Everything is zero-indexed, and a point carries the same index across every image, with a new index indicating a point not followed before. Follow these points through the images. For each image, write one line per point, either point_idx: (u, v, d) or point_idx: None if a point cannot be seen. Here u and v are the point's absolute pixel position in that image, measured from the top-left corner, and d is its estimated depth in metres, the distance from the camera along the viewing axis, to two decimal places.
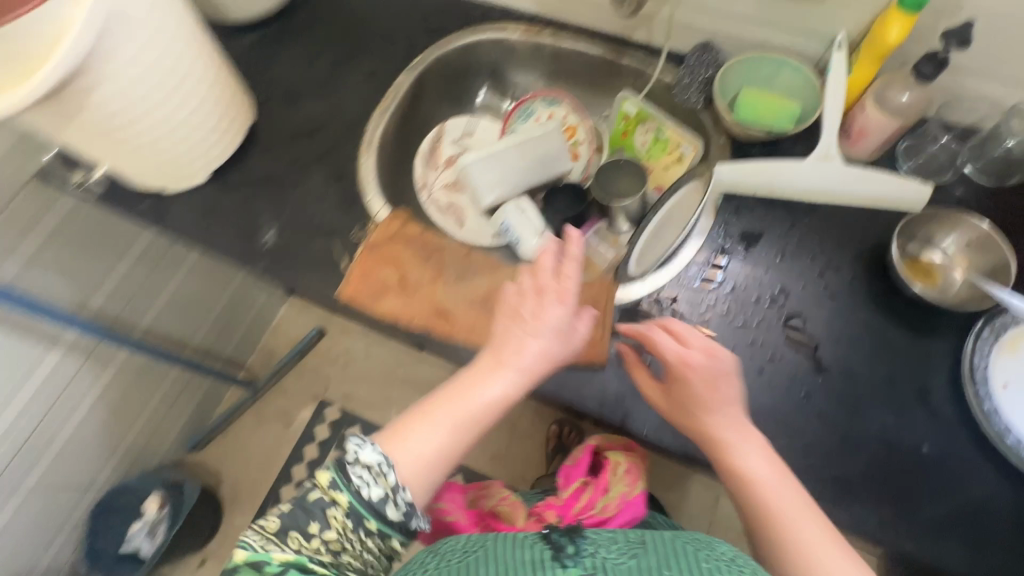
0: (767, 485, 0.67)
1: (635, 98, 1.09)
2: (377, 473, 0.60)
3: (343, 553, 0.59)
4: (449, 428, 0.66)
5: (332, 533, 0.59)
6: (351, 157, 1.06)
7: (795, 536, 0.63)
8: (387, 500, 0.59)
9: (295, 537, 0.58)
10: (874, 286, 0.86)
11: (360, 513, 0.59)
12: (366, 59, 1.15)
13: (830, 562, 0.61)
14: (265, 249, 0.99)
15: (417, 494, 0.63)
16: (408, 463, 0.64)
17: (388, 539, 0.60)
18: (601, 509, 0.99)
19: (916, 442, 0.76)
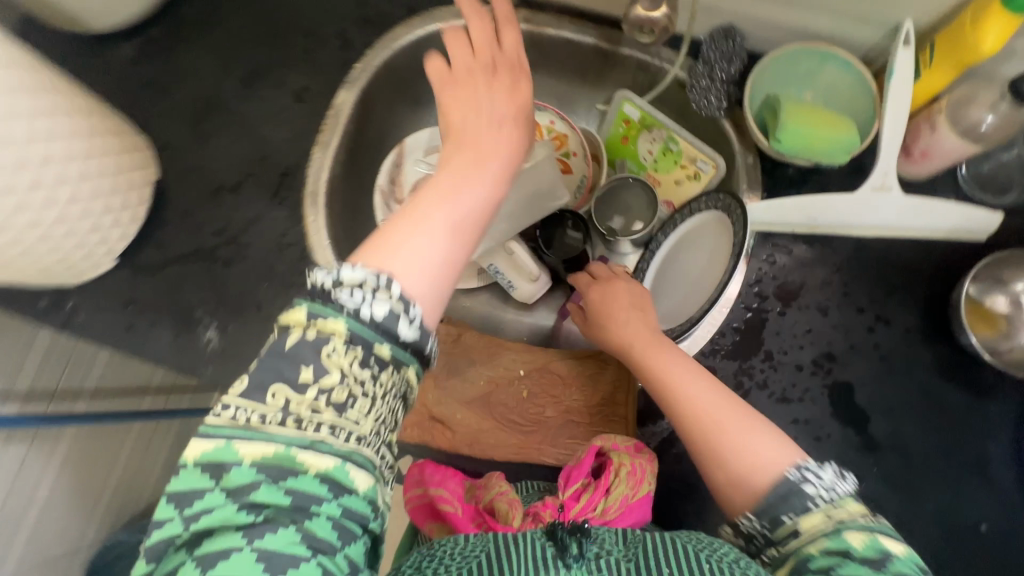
0: (678, 377, 0.64)
1: (637, 99, 0.88)
2: (377, 288, 0.45)
3: (347, 409, 0.44)
4: (452, 233, 0.51)
5: (332, 379, 0.44)
6: (293, 213, 0.84)
7: (708, 427, 0.59)
8: (398, 317, 0.45)
9: (281, 390, 0.43)
10: (929, 340, 0.75)
11: (364, 338, 0.44)
12: (290, 70, 0.88)
13: (735, 439, 0.57)
14: (209, 351, 0.80)
15: (428, 306, 0.48)
16: (409, 273, 0.47)
17: (402, 374, 0.46)
18: (603, 509, 0.62)
19: (974, 519, 0.70)
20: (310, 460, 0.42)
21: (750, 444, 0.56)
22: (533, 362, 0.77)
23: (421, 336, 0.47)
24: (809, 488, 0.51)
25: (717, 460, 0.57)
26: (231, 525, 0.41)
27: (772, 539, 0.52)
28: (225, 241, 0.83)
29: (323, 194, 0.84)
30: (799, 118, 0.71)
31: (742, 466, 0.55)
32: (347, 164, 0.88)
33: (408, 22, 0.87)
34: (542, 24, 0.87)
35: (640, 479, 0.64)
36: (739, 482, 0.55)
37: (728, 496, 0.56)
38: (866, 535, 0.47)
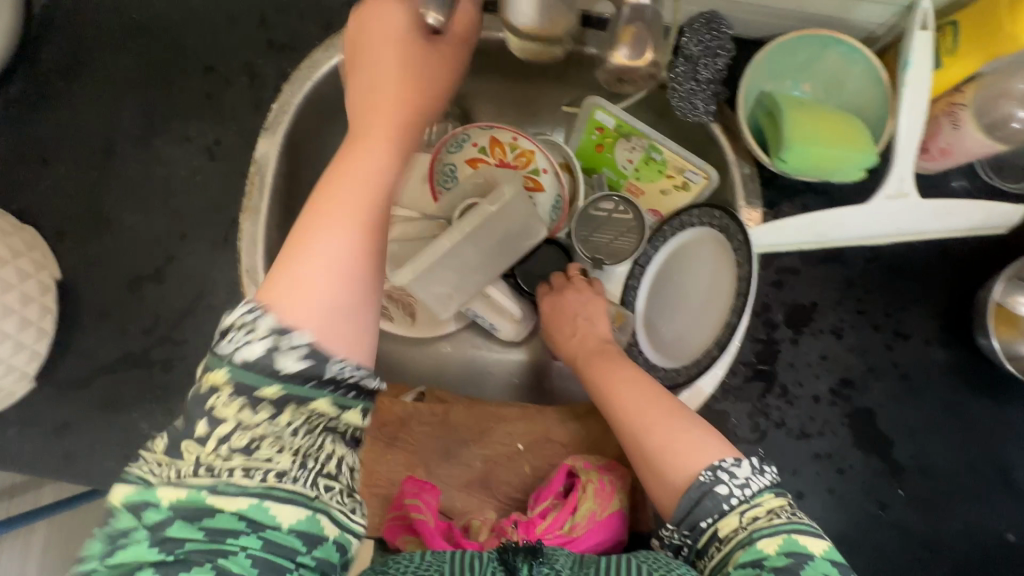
0: (609, 385, 0.62)
1: (609, 105, 0.76)
2: (250, 325, 0.37)
3: (257, 452, 0.37)
4: (355, 233, 0.42)
5: (228, 426, 0.37)
6: (232, 295, 0.72)
7: (634, 432, 0.57)
8: (275, 352, 0.37)
9: (185, 444, 0.37)
10: (949, 350, 0.70)
11: (249, 381, 0.36)
12: (195, 122, 0.73)
13: (659, 439, 0.55)
14: None
15: (329, 334, 0.39)
16: (311, 317, 0.39)
17: (314, 408, 0.38)
18: (569, 527, 0.61)
19: (1000, 530, 0.68)
20: (220, 502, 0.36)
21: (676, 442, 0.53)
22: (530, 434, 0.70)
23: (319, 364, 0.38)
24: (723, 491, 0.49)
25: (642, 460, 0.56)
26: (149, 564, 0.36)
27: (696, 546, 0.50)
28: (158, 341, 0.71)
29: (259, 269, 0.71)
30: (801, 126, 0.60)
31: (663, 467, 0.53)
32: (285, 225, 0.75)
33: (326, 44, 0.72)
34: (487, 27, 0.72)
35: (607, 497, 0.63)
36: (665, 481, 0.53)
37: (658, 496, 0.54)
38: (779, 539, 0.45)
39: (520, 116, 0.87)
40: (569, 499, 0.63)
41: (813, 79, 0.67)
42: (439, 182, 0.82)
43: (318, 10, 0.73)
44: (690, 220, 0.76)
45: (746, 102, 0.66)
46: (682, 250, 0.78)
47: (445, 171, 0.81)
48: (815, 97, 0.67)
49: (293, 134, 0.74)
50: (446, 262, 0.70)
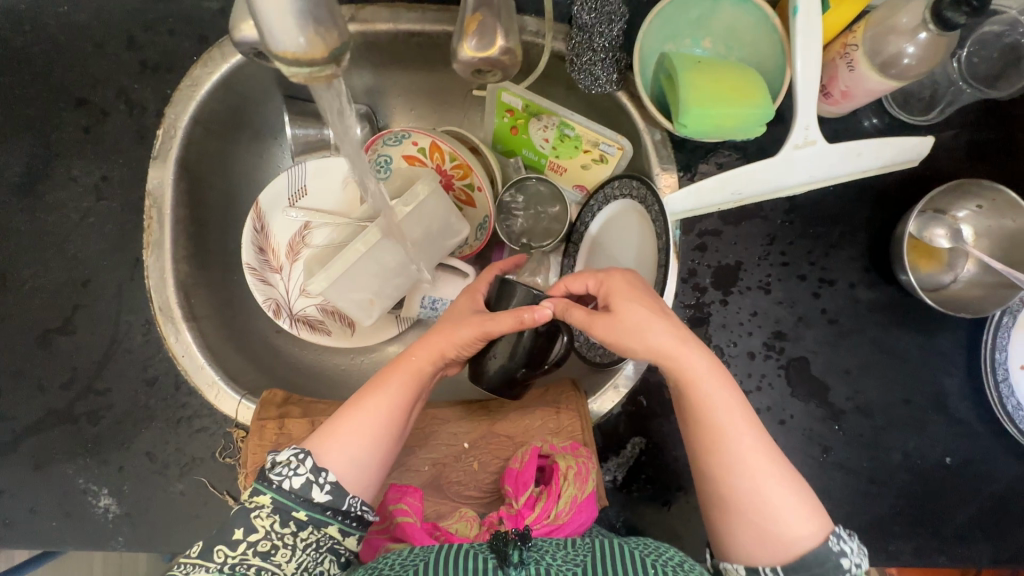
0: (728, 418, 0.53)
1: (514, 86, 0.73)
2: (299, 463, 0.53)
3: (270, 554, 0.51)
4: (388, 418, 0.58)
5: (259, 536, 0.51)
6: (148, 335, 0.69)
7: (741, 479, 0.52)
8: (312, 485, 0.53)
9: (218, 548, 0.51)
10: (874, 289, 0.70)
11: (287, 505, 0.52)
12: (79, 161, 0.69)
13: (780, 505, 0.51)
14: (107, 522, 0.68)
15: (349, 477, 0.55)
16: (345, 468, 0.55)
17: (325, 531, 0.53)
18: (554, 515, 0.58)
19: (938, 453, 0.70)
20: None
21: (797, 509, 0.51)
22: (475, 431, 0.71)
23: (337, 498, 0.54)
24: (844, 563, 0.50)
25: (750, 513, 0.51)
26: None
27: None
28: (80, 394, 0.69)
29: (174, 304, 0.69)
30: (707, 101, 0.58)
31: (770, 529, 0.51)
32: (195, 253, 0.72)
33: (205, 59, 0.68)
34: (370, 20, 0.70)
35: (585, 478, 0.61)
36: (765, 541, 0.51)
37: (733, 541, 0.53)
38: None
39: (432, 107, 0.85)
40: (552, 485, 0.60)
41: (714, 36, 0.66)
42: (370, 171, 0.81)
43: (189, 23, 0.69)
44: (613, 192, 0.75)
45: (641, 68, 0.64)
46: (610, 223, 0.77)
47: (380, 162, 0.81)
48: (716, 53, 0.66)
49: (187, 160, 0.70)
50: (363, 266, 0.70)
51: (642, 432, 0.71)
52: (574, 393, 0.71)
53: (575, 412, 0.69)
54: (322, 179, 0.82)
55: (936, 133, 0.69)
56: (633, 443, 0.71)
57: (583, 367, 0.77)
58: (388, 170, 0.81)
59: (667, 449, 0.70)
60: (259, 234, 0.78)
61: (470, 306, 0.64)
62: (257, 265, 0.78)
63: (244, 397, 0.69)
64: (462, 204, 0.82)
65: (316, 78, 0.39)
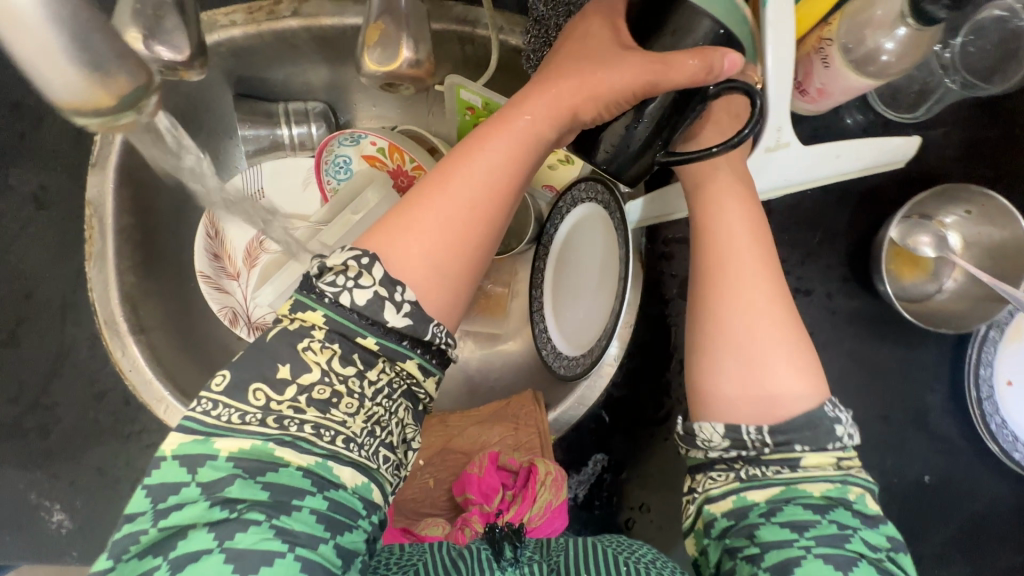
0: (748, 262, 0.51)
1: (471, 83, 0.68)
2: (362, 271, 0.44)
3: (331, 405, 0.44)
4: (476, 213, 0.48)
5: (315, 376, 0.44)
6: (95, 349, 0.67)
7: (749, 324, 0.49)
8: (385, 304, 0.44)
9: (258, 389, 0.43)
10: (854, 300, 0.66)
11: (347, 328, 0.44)
12: (16, 169, 0.66)
13: (782, 372, 0.48)
14: (60, 537, 0.67)
15: (427, 295, 0.46)
16: (420, 275, 0.46)
17: (401, 367, 0.46)
18: (528, 519, 0.60)
19: (916, 472, 0.67)
20: (286, 454, 0.42)
21: (796, 379, 0.48)
22: (431, 447, 0.69)
23: (418, 325, 0.45)
24: (837, 430, 0.47)
25: (743, 365, 0.49)
26: (205, 522, 0.40)
27: (761, 457, 0.47)
28: (28, 408, 0.67)
29: (118, 316, 0.66)
30: None
31: (766, 389, 0.48)
32: (143, 261, 0.70)
33: None
34: (316, 14, 0.66)
35: (562, 484, 0.63)
36: (758, 402, 0.48)
37: (716, 384, 0.49)
38: (861, 492, 0.46)
39: (394, 103, 0.81)
40: (527, 489, 0.61)
41: None
42: (329, 171, 0.78)
43: None
44: (580, 195, 0.71)
45: None
46: (575, 232, 0.74)
47: (338, 162, 0.77)
48: None
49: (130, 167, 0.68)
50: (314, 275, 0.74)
51: (604, 448, 0.68)
52: (533, 409, 0.68)
53: (533, 429, 0.67)
54: (279, 181, 0.80)
55: (924, 131, 0.64)
56: (595, 460, 0.68)
57: (547, 377, 0.74)
58: (346, 171, 0.77)
59: (632, 463, 0.68)
60: (212, 241, 0.76)
61: (612, 41, 0.49)
62: (212, 274, 0.75)
63: None
64: None
65: (109, 125, 0.35)
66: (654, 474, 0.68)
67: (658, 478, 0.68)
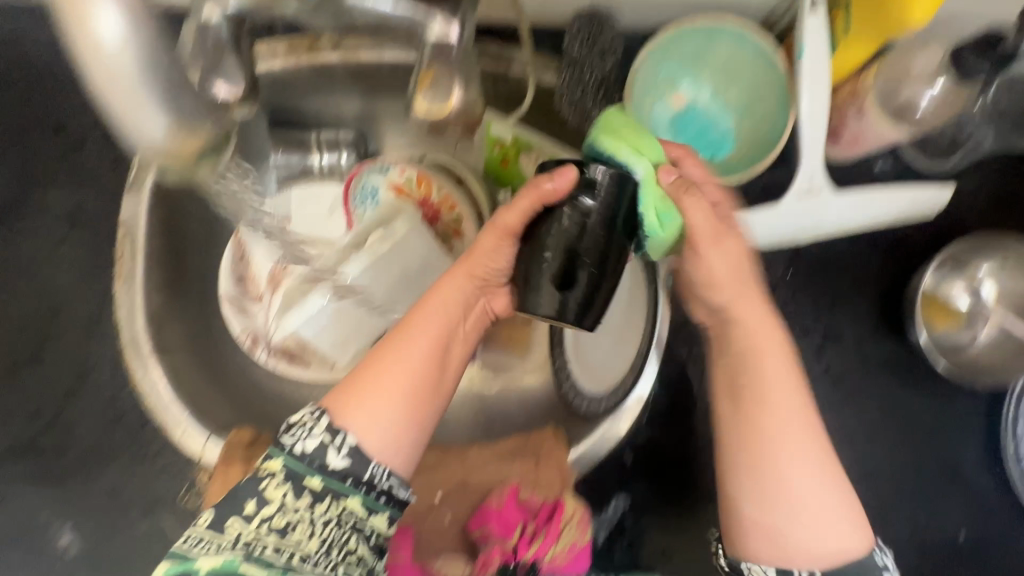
0: (782, 398, 0.48)
1: (504, 118, 0.68)
2: (315, 423, 0.49)
3: (288, 530, 0.46)
4: (413, 378, 0.52)
5: (271, 508, 0.46)
6: (117, 369, 0.67)
7: (782, 480, 0.48)
8: (327, 449, 0.48)
9: (231, 520, 0.46)
10: (886, 347, 0.65)
11: (298, 470, 0.47)
12: (51, 189, 0.67)
13: (822, 520, 0.47)
14: (69, 560, 0.66)
15: (368, 441, 0.49)
16: (365, 430, 0.50)
17: (345, 504, 0.47)
18: (550, 555, 0.62)
19: (951, 528, 0.64)
20: (251, 567, 0.44)
21: (827, 517, 0.47)
22: (448, 482, 0.67)
23: (357, 465, 0.49)
24: (885, 575, 0.47)
25: (784, 545, 0.48)
26: None
27: None
28: (45, 426, 0.67)
29: (142, 338, 0.67)
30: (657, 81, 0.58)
31: (808, 546, 0.47)
32: (172, 283, 0.71)
33: None
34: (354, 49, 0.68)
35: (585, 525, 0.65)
36: (796, 543, 0.48)
37: (749, 544, 0.49)
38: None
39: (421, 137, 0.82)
40: (550, 526, 0.63)
41: (725, 76, 0.62)
42: (355, 200, 0.77)
43: None
44: None
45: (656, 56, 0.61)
46: None
47: (365, 191, 0.76)
48: (715, 86, 0.63)
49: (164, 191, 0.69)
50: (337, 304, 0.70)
51: (627, 489, 0.67)
52: (557, 447, 0.66)
53: (555, 466, 0.65)
54: (307, 205, 0.79)
55: (958, 180, 0.63)
56: (618, 498, 0.67)
57: (569, 414, 0.73)
58: (372, 199, 0.76)
59: (655, 504, 0.67)
60: (237, 264, 0.76)
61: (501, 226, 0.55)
62: (236, 296, 0.76)
63: (211, 436, 0.67)
64: (450, 237, 0.77)
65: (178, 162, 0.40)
66: (676, 515, 0.67)
67: (680, 521, 0.67)
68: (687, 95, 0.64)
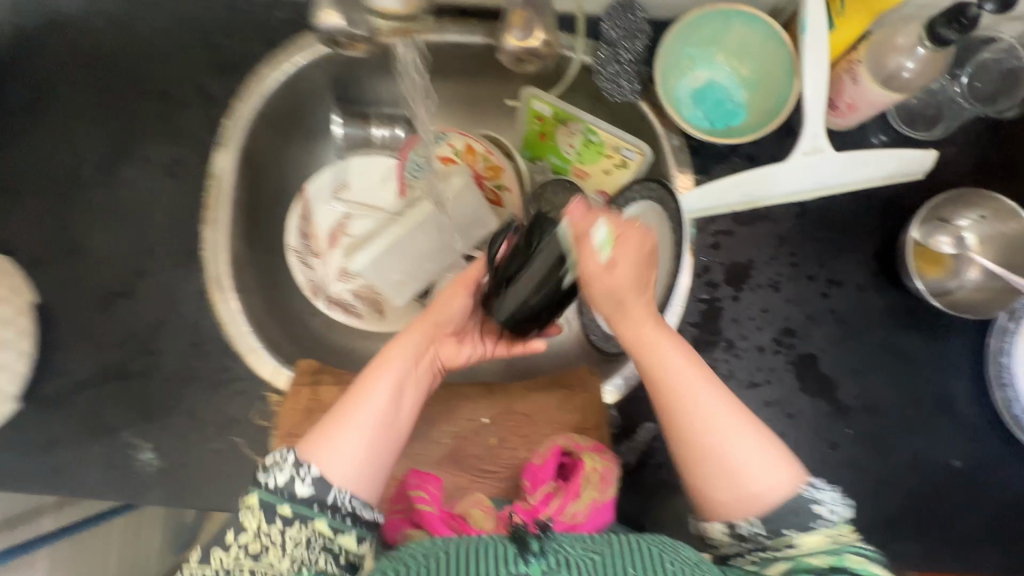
0: (683, 378, 0.58)
1: (544, 94, 0.79)
2: (283, 462, 0.58)
3: (261, 553, 0.56)
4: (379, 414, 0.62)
5: (248, 536, 0.56)
6: (201, 303, 0.76)
7: (709, 446, 0.56)
8: (294, 480, 0.57)
9: (214, 552, 0.56)
10: (883, 293, 0.74)
11: (270, 503, 0.56)
12: (152, 147, 0.77)
13: (755, 466, 0.55)
14: (149, 474, 0.73)
15: (335, 466, 0.58)
16: (332, 461, 0.58)
17: (312, 527, 0.56)
18: (571, 514, 0.61)
19: (945, 455, 0.72)
20: None
21: (752, 458, 0.55)
22: (494, 408, 0.75)
23: (320, 490, 0.57)
24: (817, 508, 0.54)
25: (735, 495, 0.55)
26: None
27: (766, 545, 0.54)
28: (133, 353, 0.75)
29: (225, 276, 0.75)
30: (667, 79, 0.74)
31: (749, 491, 0.55)
32: (250, 232, 0.80)
33: (272, 60, 0.77)
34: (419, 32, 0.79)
35: (608, 484, 0.64)
36: (741, 496, 0.55)
37: (715, 498, 0.56)
38: (863, 559, 0.51)
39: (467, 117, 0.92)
40: (571, 485, 0.62)
41: (736, 55, 0.74)
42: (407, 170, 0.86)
43: (261, 29, 0.78)
44: None
45: (681, 38, 0.72)
46: None
47: (416, 161, 0.85)
48: (728, 66, 0.74)
49: (248, 150, 0.79)
50: (399, 246, 0.81)
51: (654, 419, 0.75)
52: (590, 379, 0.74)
53: (589, 394, 0.73)
54: (363, 176, 0.89)
55: (941, 148, 0.73)
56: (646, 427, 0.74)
57: (600, 357, 0.80)
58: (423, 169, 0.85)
59: None
60: (303, 221, 0.86)
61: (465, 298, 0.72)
62: (302, 249, 0.85)
63: (282, 364, 0.75)
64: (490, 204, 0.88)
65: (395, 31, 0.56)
66: None
67: None
68: (705, 74, 0.75)
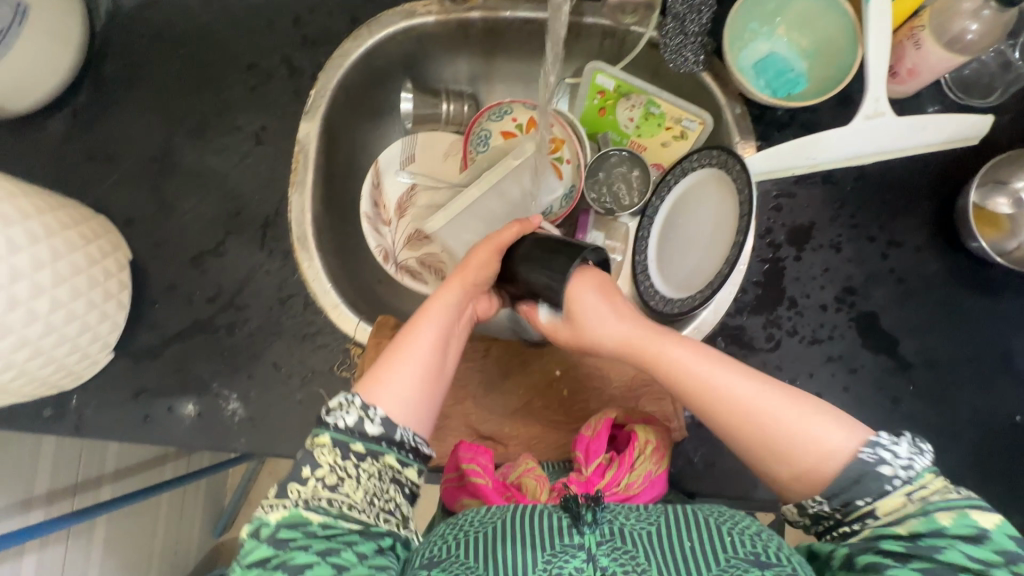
0: (699, 368, 0.59)
1: (609, 67, 0.82)
2: (350, 404, 0.55)
3: (337, 488, 0.52)
4: (429, 366, 0.60)
5: (324, 470, 0.52)
6: (286, 261, 0.80)
7: (755, 428, 0.56)
8: (364, 420, 0.54)
9: (290, 486, 0.52)
10: (942, 254, 0.76)
11: (342, 440, 0.53)
12: (242, 116, 0.82)
13: (811, 435, 0.54)
14: (235, 422, 0.76)
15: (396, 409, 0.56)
16: (393, 404, 0.56)
17: (384, 461, 0.54)
18: (626, 485, 0.62)
19: (1006, 410, 0.74)
20: (311, 515, 0.51)
21: (809, 428, 0.54)
22: (563, 363, 0.78)
23: (388, 429, 0.55)
24: (887, 470, 0.49)
25: (803, 466, 0.54)
26: None
27: (844, 521, 0.51)
28: (221, 307, 0.79)
29: (309, 235, 0.79)
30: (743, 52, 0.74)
31: (816, 461, 0.53)
32: (328, 197, 0.84)
33: (355, 35, 0.82)
34: (494, 8, 0.82)
35: (661, 454, 0.65)
36: (811, 471, 0.53)
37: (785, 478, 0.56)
38: (957, 513, 0.46)
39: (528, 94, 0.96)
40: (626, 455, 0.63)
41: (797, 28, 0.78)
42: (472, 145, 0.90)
43: (344, 7, 0.83)
44: (691, 165, 0.80)
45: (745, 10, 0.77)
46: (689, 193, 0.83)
47: (481, 136, 0.90)
48: (790, 37, 0.79)
49: (330, 119, 0.83)
50: (474, 210, 0.85)
51: None
52: None
53: None
54: (429, 150, 0.93)
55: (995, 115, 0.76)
56: None
57: None
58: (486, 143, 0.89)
59: None
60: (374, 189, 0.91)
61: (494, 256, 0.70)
62: (374, 216, 0.90)
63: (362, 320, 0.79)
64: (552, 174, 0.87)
65: None
66: None
67: None
68: (766, 46, 0.79)
